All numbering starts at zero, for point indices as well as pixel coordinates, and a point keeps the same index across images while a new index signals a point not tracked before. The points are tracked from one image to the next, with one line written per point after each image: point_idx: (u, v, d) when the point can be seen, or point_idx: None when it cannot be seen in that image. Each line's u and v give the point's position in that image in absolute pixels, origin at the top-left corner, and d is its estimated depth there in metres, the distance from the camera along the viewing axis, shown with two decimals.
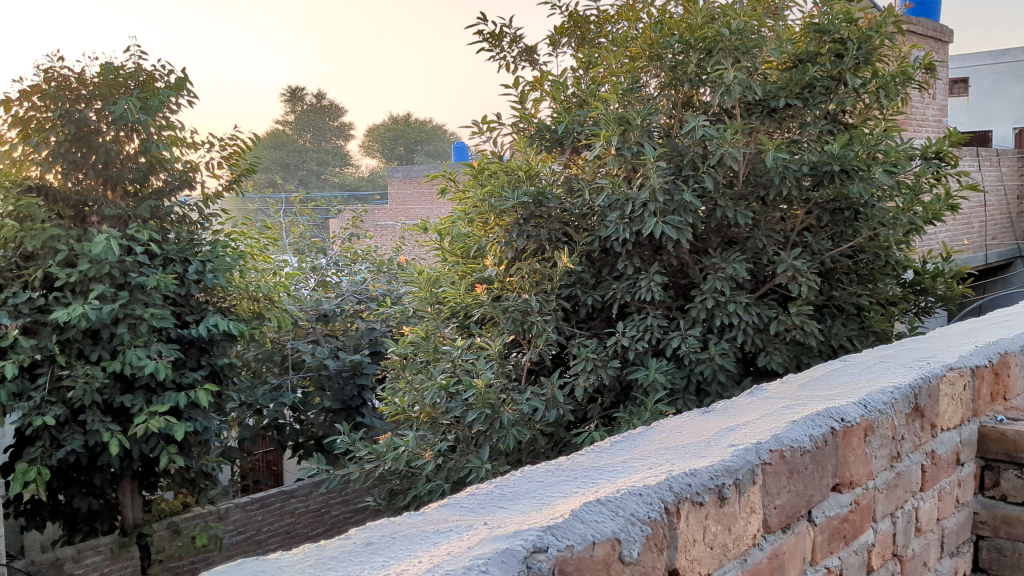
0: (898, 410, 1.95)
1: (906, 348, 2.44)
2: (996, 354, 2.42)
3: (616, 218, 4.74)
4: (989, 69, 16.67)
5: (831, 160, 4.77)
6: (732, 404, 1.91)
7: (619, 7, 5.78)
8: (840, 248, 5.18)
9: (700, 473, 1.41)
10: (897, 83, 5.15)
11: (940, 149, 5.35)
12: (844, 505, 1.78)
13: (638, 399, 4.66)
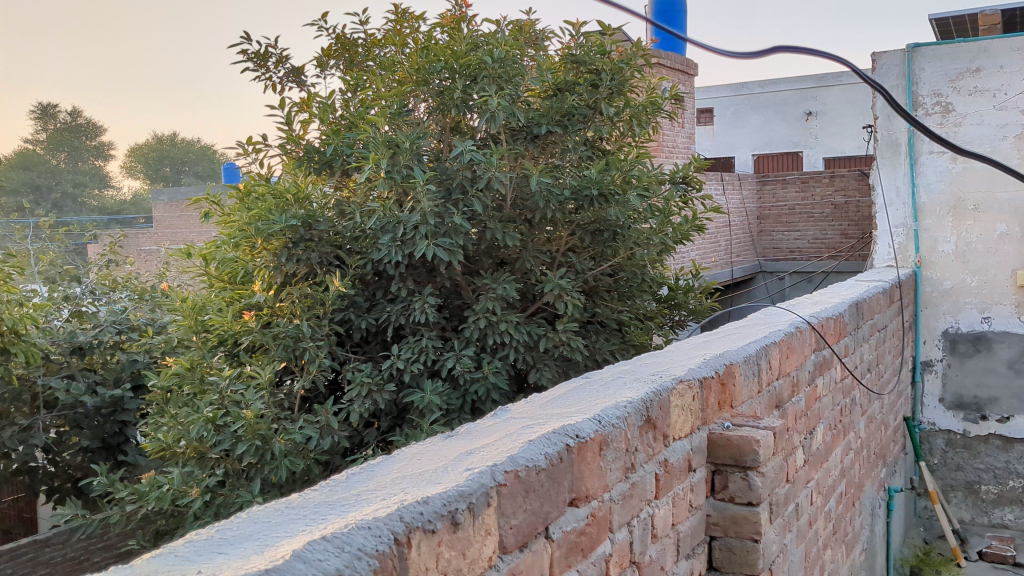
0: (630, 424, 2.08)
1: (644, 362, 2.60)
2: (722, 365, 2.62)
3: (388, 241, 4.72)
4: (730, 100, 18.09)
5: (590, 184, 5.04)
6: (475, 427, 1.95)
7: (386, 31, 5.80)
8: (601, 267, 5.45)
9: (432, 501, 1.43)
10: (647, 113, 5.47)
11: (686, 174, 5.75)
12: (580, 519, 1.87)
13: (414, 421, 4.66)
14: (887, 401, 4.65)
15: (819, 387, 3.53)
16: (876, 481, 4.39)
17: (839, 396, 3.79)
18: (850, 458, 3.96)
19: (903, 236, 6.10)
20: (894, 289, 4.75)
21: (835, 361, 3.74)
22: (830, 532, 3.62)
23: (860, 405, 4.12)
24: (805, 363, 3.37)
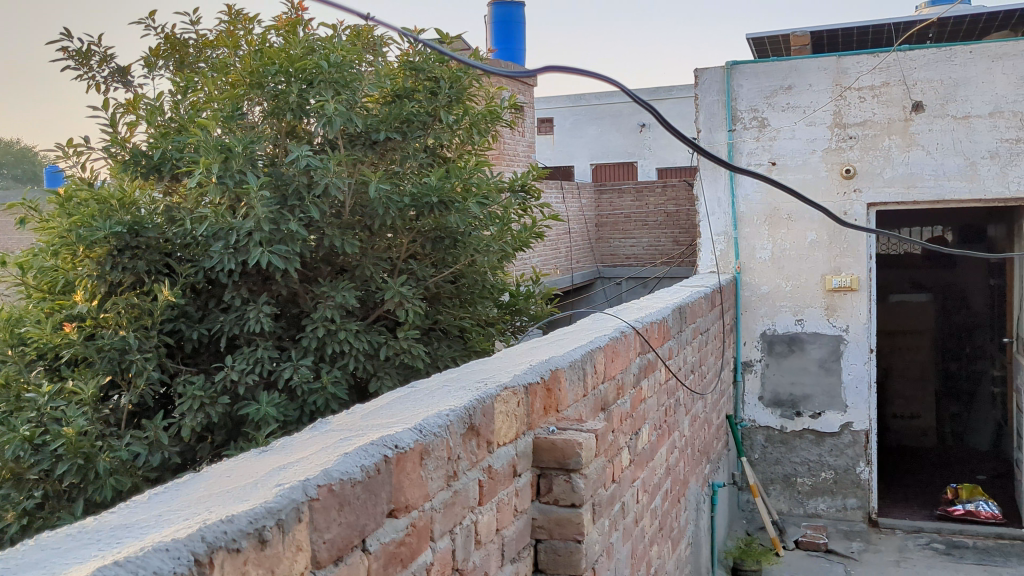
0: (452, 431, 2.09)
1: (471, 369, 2.63)
2: (547, 371, 2.67)
3: (220, 248, 4.55)
4: (569, 111, 18.50)
5: (430, 192, 5.02)
6: (291, 441, 1.91)
7: (218, 32, 5.61)
8: (442, 273, 5.45)
9: (237, 520, 1.39)
10: (485, 121, 5.62)
11: (524, 182, 5.85)
12: (399, 529, 1.87)
13: (249, 434, 4.53)
14: (710, 401, 4.87)
15: (643, 389, 3.65)
16: (701, 477, 4.60)
17: (664, 397, 3.95)
18: (676, 456, 4.13)
19: (724, 244, 6.20)
20: (715, 294, 4.99)
21: (659, 364, 3.89)
22: (656, 528, 3.76)
23: (684, 405, 4.30)
24: (630, 366, 3.49)
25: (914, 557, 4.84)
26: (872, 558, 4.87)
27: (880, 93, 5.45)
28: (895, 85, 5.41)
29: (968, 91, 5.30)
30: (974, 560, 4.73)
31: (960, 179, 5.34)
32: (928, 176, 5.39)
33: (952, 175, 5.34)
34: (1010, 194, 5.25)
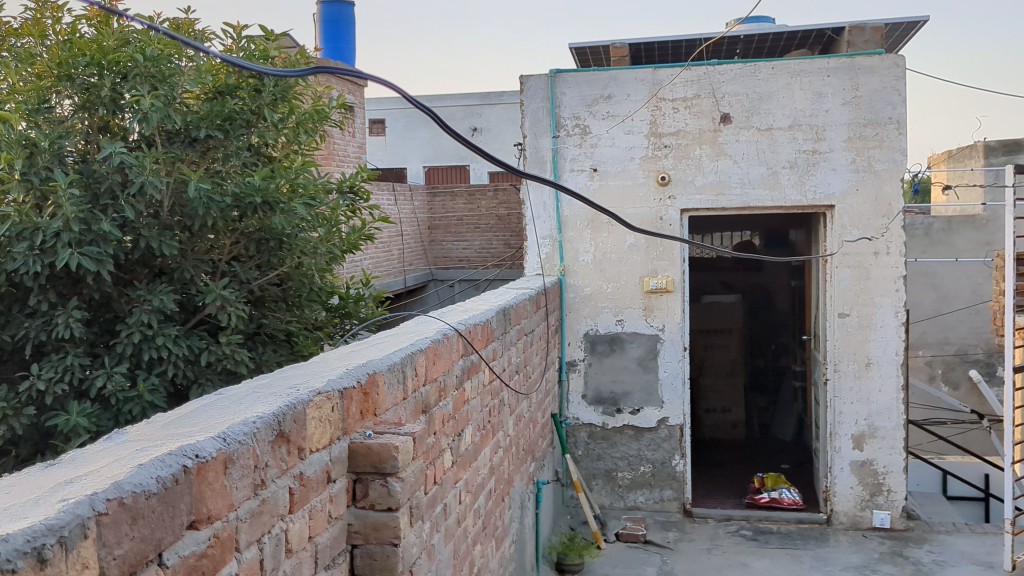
0: (259, 439, 2.05)
1: (285, 375, 2.57)
2: (364, 375, 2.65)
3: (23, 249, 4.23)
4: (401, 113, 18.40)
5: (253, 192, 4.89)
6: (83, 453, 1.82)
7: (21, 18, 5.23)
8: (268, 276, 5.28)
9: (13, 538, 1.32)
10: (312, 120, 5.50)
11: (353, 183, 5.79)
12: (200, 541, 1.81)
13: (58, 447, 4.26)
14: (535, 400, 4.97)
15: (467, 390, 3.68)
16: (525, 475, 4.69)
17: (487, 398, 4.00)
18: (499, 456, 4.20)
19: (549, 247, 5.69)
20: (540, 296, 5.08)
21: (483, 365, 3.93)
22: (479, 528, 3.81)
23: (508, 406, 4.37)
24: (452, 368, 3.49)
25: (724, 544, 5.10)
26: (686, 547, 5.10)
27: (691, 104, 5.32)
28: (706, 97, 5.30)
29: (770, 104, 5.23)
30: (777, 544, 5.04)
31: (762, 187, 5.26)
32: (735, 184, 5.29)
33: (756, 183, 5.27)
34: (809, 202, 5.21)
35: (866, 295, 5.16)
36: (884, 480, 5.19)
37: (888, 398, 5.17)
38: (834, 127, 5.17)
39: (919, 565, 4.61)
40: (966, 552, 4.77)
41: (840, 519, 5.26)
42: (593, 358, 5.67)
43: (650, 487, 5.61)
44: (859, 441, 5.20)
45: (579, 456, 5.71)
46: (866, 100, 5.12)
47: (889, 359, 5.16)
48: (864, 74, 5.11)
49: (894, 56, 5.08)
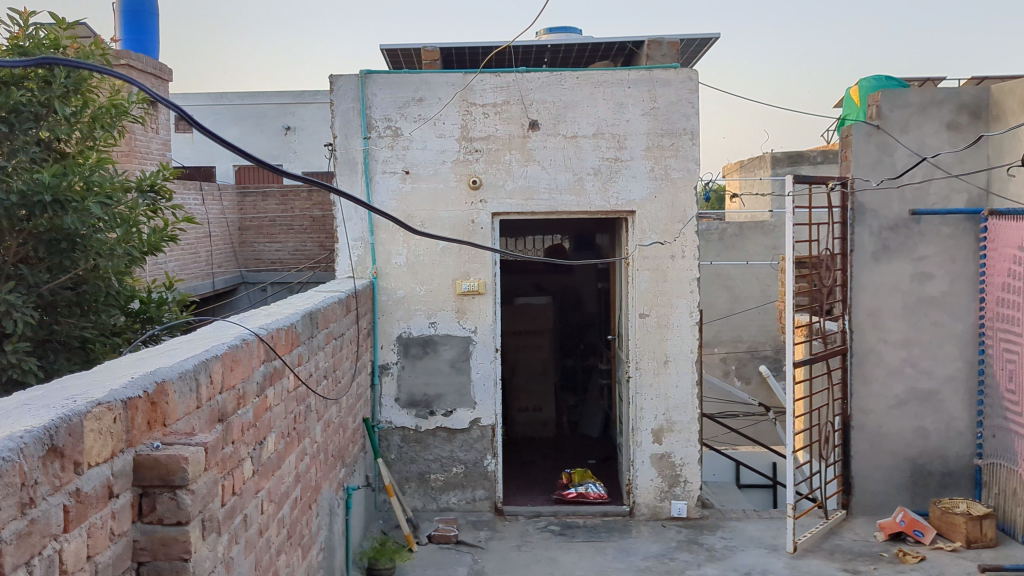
0: (27, 455, 1.92)
1: (62, 386, 2.41)
2: (151, 384, 2.53)
3: None
4: None
5: (41, 189, 4.57)
6: None
7: None
8: (59, 280, 4.83)
9: None
10: (110, 115, 5.07)
11: (155, 182, 5.38)
12: None
13: None
14: (345, 404, 4.92)
15: (269, 397, 3.59)
16: (334, 481, 4.63)
17: (291, 404, 3.92)
18: (305, 463, 4.12)
19: (360, 250, 5.62)
20: (350, 299, 5.02)
21: (287, 372, 3.84)
22: (283, 537, 3.73)
23: (315, 411, 4.30)
24: (253, 375, 3.38)
25: (533, 540, 5.23)
26: (497, 545, 5.18)
27: (500, 110, 5.41)
28: (515, 103, 5.40)
29: (575, 112, 5.40)
30: (583, 538, 5.20)
31: (569, 193, 5.43)
32: (543, 189, 5.42)
33: (564, 188, 5.43)
34: (613, 208, 5.42)
35: (664, 296, 5.42)
36: (681, 471, 5.47)
37: (684, 393, 5.45)
38: (634, 136, 5.40)
39: (712, 550, 4.89)
40: (753, 536, 5.10)
41: (641, 510, 5.50)
42: (406, 361, 5.65)
43: (462, 488, 5.66)
44: (658, 435, 5.46)
45: (392, 460, 5.68)
46: (663, 112, 5.38)
47: (685, 357, 5.44)
48: (661, 86, 5.38)
49: (688, 70, 5.37)
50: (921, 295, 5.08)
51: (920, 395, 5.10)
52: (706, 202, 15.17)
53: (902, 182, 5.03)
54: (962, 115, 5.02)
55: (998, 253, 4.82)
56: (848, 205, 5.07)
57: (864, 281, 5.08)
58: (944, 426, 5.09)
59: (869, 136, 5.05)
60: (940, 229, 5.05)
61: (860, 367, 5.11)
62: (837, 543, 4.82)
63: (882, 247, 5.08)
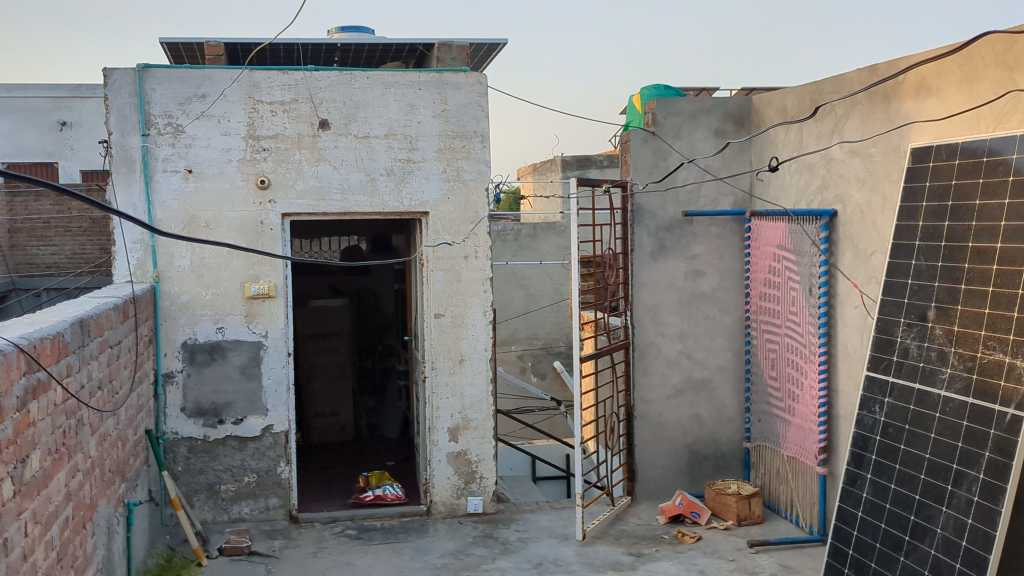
0: None
1: None
2: None
3: None
4: None
5: None
6: None
7: None
8: None
9: None
10: None
11: None
12: None
13: None
14: (123, 416, 4.66)
15: (31, 413, 3.33)
16: (113, 498, 4.37)
17: (59, 418, 3.67)
18: (78, 480, 3.86)
19: (140, 252, 5.33)
20: (127, 305, 4.76)
21: (53, 384, 3.59)
22: (52, 560, 3.48)
23: (88, 425, 4.04)
24: (11, 389, 3.13)
25: (328, 546, 5.15)
26: (292, 552, 5.07)
27: (289, 108, 5.29)
28: (304, 102, 5.30)
29: (365, 112, 5.37)
30: (380, 540, 5.19)
31: (361, 193, 5.39)
32: (334, 190, 5.36)
33: (355, 189, 5.38)
34: (405, 208, 5.43)
35: (457, 296, 5.49)
36: (477, 467, 5.56)
37: (478, 391, 5.54)
38: (425, 138, 5.44)
39: (506, 543, 5.00)
40: (545, 527, 5.27)
41: (438, 508, 5.54)
42: (192, 369, 5.42)
43: (255, 497, 5.51)
44: (454, 433, 5.52)
45: (178, 473, 5.44)
46: (453, 114, 5.46)
47: (479, 355, 5.54)
48: (451, 89, 5.45)
49: (477, 74, 5.47)
50: (695, 291, 5.41)
51: (695, 385, 5.43)
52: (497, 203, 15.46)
53: (676, 185, 5.35)
54: (727, 123, 5.39)
55: (760, 252, 5.19)
56: (628, 207, 5.33)
57: (643, 278, 5.36)
58: (717, 413, 5.45)
59: (645, 141, 5.32)
60: (709, 229, 5.40)
61: (642, 361, 5.39)
62: (622, 529, 5.06)
63: (660, 246, 5.37)
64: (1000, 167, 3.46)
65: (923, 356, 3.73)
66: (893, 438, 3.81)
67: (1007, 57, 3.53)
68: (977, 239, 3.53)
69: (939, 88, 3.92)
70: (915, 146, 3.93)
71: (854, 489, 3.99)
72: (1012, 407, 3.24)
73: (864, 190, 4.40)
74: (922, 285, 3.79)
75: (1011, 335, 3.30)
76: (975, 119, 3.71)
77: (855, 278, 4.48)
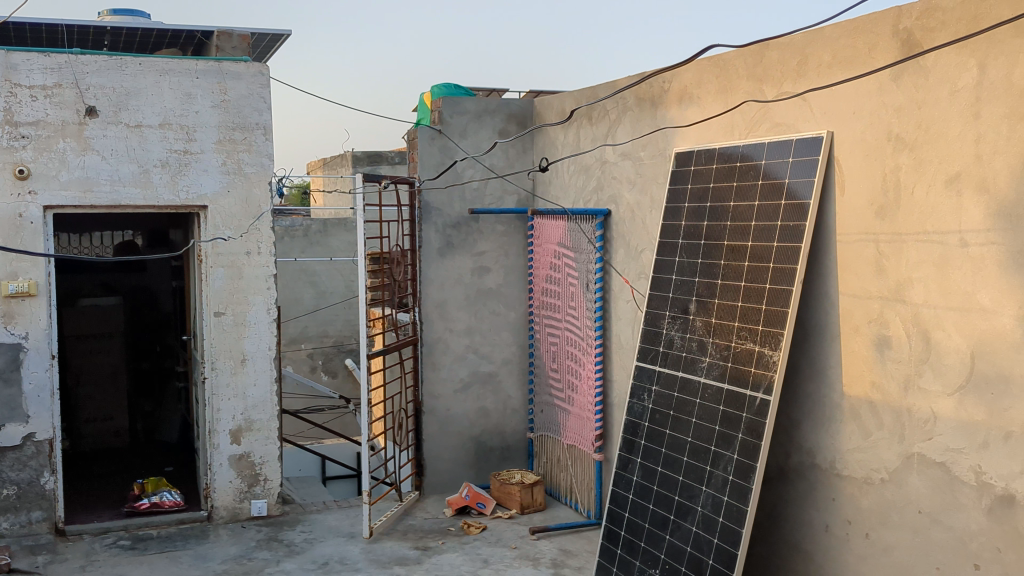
0: None
1: None
2: None
3: None
4: None
5: None
6: None
7: None
8: None
9: None
10: None
11: None
12: None
13: None
14: None
15: None
16: None
17: None
18: None
19: None
20: None
21: None
22: None
23: None
24: None
25: (99, 558, 4.84)
26: (56, 568, 4.70)
27: (51, 93, 4.93)
28: (68, 87, 4.96)
29: (137, 100, 5.10)
30: (156, 549, 4.95)
31: (133, 186, 5.12)
32: (103, 181, 5.06)
33: (126, 180, 5.10)
34: (182, 202, 5.21)
35: (239, 293, 5.33)
36: (261, 469, 5.42)
37: (262, 391, 5.40)
38: (203, 128, 5.24)
39: (291, 545, 4.91)
40: (332, 526, 5.21)
41: (220, 513, 5.36)
42: None
43: (15, 511, 5.10)
44: (236, 436, 5.36)
45: None
46: (234, 104, 5.29)
47: (263, 354, 5.40)
48: (231, 79, 5.27)
49: (259, 65, 5.32)
50: (481, 287, 5.52)
51: (482, 378, 5.55)
52: (287, 199, 15.10)
53: (461, 183, 5.43)
54: (510, 123, 5.54)
55: (541, 248, 5.36)
56: (415, 203, 5.36)
57: (430, 275, 5.42)
58: (502, 406, 5.59)
59: (432, 140, 5.39)
60: (495, 227, 5.53)
61: (430, 356, 5.44)
62: (409, 524, 5.09)
63: (446, 243, 5.44)
64: (751, 171, 3.76)
65: (685, 346, 3.99)
66: (660, 424, 4.06)
67: (756, 70, 3.85)
68: (732, 238, 3.82)
69: (699, 97, 4.21)
70: (678, 151, 4.20)
71: (625, 473, 4.22)
72: (761, 391, 3.53)
73: (635, 191, 4.65)
74: (685, 280, 4.06)
75: (760, 326, 3.59)
76: (729, 126, 4.01)
77: (627, 274, 4.73)
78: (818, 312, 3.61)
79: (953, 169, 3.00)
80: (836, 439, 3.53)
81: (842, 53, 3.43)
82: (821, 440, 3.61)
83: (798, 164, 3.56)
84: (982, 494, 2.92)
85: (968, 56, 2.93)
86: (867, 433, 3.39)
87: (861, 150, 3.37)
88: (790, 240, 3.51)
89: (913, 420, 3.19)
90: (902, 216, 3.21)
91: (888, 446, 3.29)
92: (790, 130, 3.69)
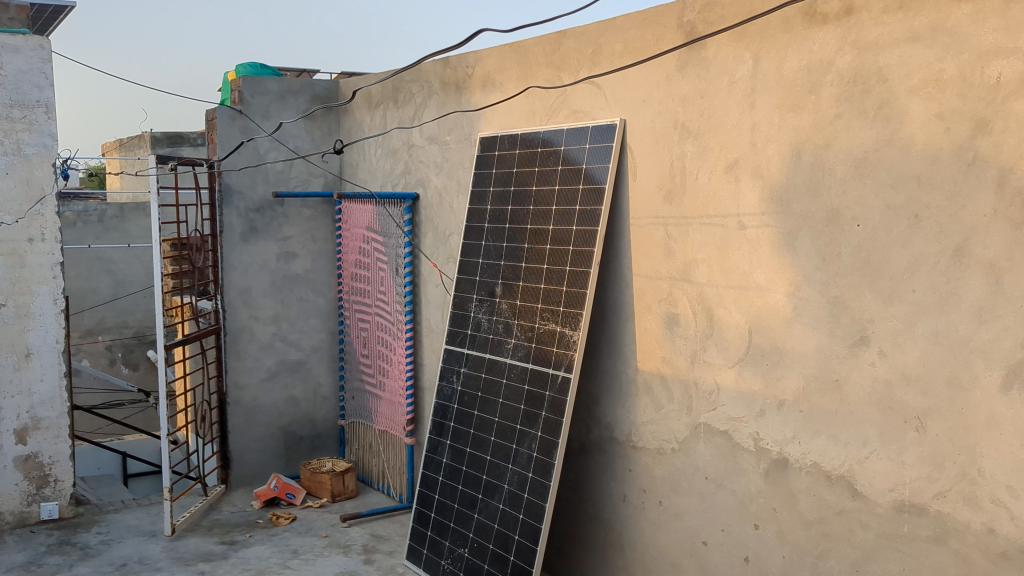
0: None
1: None
2: None
3: None
4: None
5: None
6: None
7: None
8: None
9: None
10: None
11: None
12: None
13: None
14: None
15: None
16: None
17: None
18: None
19: None
20: None
21: None
22: None
23: None
24: None
25: None
26: None
27: None
28: None
29: None
30: None
31: None
32: None
33: None
34: None
35: (21, 283, 4.97)
36: (51, 470, 5.10)
37: (49, 387, 5.07)
38: None
39: (86, 548, 4.64)
40: (131, 526, 4.97)
41: (5, 519, 5.00)
42: None
43: None
44: (22, 435, 5.01)
45: None
46: (10, 80, 4.90)
47: (50, 348, 5.06)
48: (6, 53, 4.89)
49: (38, 38, 4.95)
50: (287, 273, 5.40)
51: (290, 366, 5.43)
52: (80, 181, 14.17)
53: (264, 165, 5.28)
54: (315, 105, 5.43)
55: (350, 233, 5.30)
56: (215, 186, 5.17)
57: (234, 261, 5.24)
58: (312, 394, 5.51)
59: (232, 120, 5.21)
60: (301, 211, 5.41)
61: (234, 346, 5.28)
62: (215, 519, 4.93)
63: (250, 228, 5.28)
64: (551, 156, 3.85)
65: (492, 328, 4.06)
66: (468, 405, 4.11)
67: (554, 58, 3.95)
68: (535, 222, 3.90)
69: (501, 82, 4.27)
70: (482, 136, 4.25)
71: (435, 455, 4.25)
72: (562, 369, 3.64)
73: (441, 175, 4.67)
74: (491, 263, 4.12)
75: (561, 307, 3.70)
76: (531, 111, 4.10)
77: (436, 258, 4.75)
78: (614, 293, 3.76)
79: (732, 156, 3.19)
80: (632, 412, 3.70)
81: (633, 44, 3.58)
82: (617, 414, 3.77)
83: (594, 150, 3.68)
84: (760, 458, 3.14)
85: (743, 49, 3.12)
86: (659, 406, 3.57)
87: (651, 137, 3.52)
88: (587, 223, 3.63)
89: (699, 392, 3.38)
90: (688, 200, 3.38)
91: (677, 417, 3.48)
92: (587, 117, 3.82)
